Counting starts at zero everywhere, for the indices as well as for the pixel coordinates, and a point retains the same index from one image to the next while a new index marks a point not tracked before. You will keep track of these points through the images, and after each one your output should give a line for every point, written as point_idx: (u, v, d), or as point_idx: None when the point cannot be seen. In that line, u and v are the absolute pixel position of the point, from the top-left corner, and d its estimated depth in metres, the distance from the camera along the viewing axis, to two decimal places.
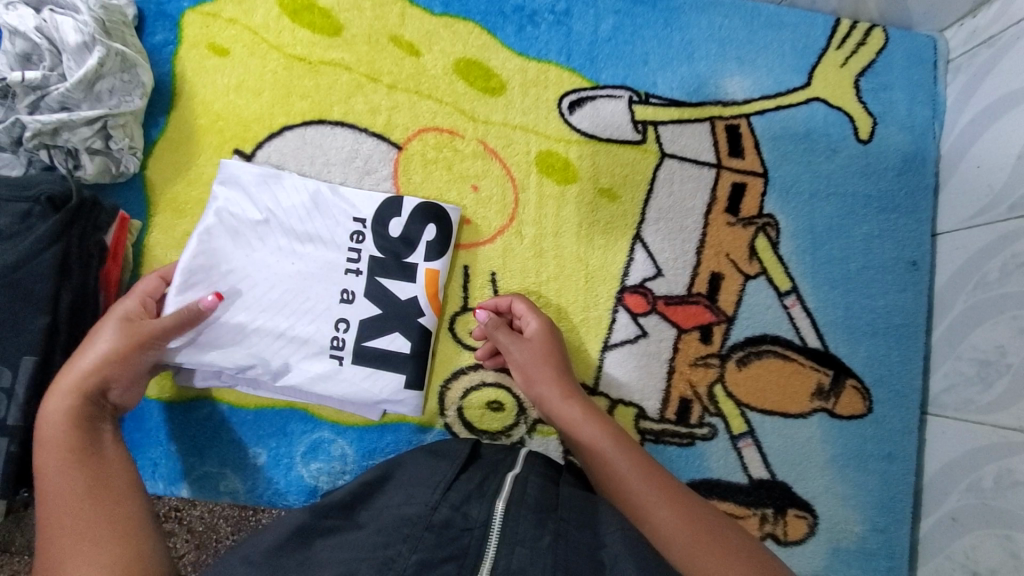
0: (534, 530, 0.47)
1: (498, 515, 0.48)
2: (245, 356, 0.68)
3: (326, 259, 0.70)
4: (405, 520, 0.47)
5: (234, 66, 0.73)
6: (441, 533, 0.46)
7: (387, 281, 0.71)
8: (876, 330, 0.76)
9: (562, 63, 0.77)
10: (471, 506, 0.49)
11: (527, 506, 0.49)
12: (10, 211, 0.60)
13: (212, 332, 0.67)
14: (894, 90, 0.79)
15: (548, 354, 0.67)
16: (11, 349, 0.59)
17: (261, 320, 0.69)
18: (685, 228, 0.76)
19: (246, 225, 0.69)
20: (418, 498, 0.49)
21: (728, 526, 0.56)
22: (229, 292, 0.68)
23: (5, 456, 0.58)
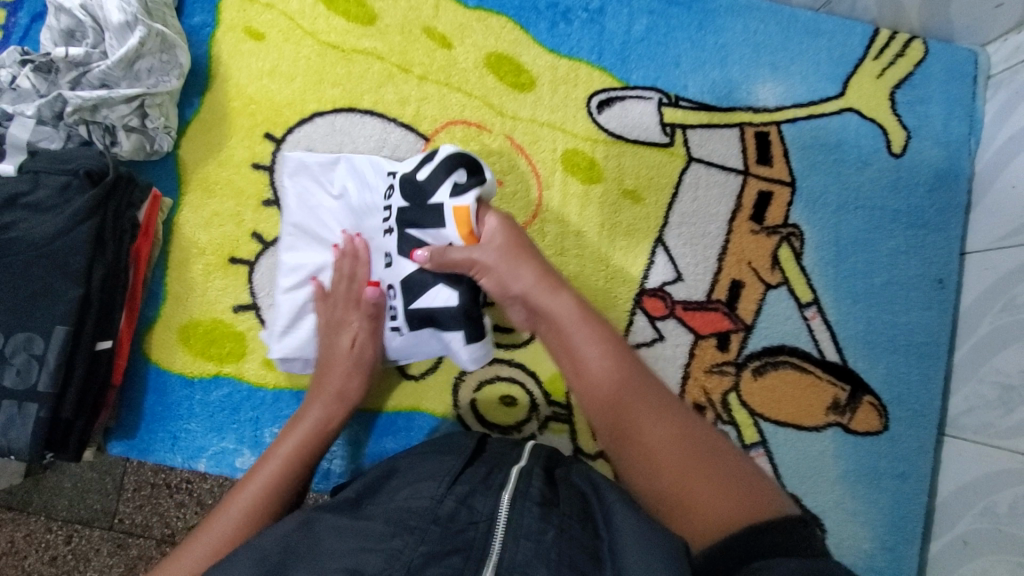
0: (537, 523, 0.45)
1: (503, 508, 0.47)
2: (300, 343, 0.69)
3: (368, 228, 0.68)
4: (409, 510, 0.48)
5: (269, 51, 0.74)
6: (447, 525, 0.46)
7: (416, 229, 0.63)
8: (897, 347, 0.75)
9: (593, 62, 0.77)
10: (477, 498, 0.49)
11: (531, 499, 0.48)
12: (50, 183, 0.62)
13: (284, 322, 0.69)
14: (931, 103, 0.78)
15: (523, 253, 0.58)
16: (45, 317, 0.59)
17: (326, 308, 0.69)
18: (707, 234, 0.75)
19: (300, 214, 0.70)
20: (424, 493, 0.49)
21: (719, 453, 0.48)
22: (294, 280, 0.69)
23: (34, 422, 0.58)
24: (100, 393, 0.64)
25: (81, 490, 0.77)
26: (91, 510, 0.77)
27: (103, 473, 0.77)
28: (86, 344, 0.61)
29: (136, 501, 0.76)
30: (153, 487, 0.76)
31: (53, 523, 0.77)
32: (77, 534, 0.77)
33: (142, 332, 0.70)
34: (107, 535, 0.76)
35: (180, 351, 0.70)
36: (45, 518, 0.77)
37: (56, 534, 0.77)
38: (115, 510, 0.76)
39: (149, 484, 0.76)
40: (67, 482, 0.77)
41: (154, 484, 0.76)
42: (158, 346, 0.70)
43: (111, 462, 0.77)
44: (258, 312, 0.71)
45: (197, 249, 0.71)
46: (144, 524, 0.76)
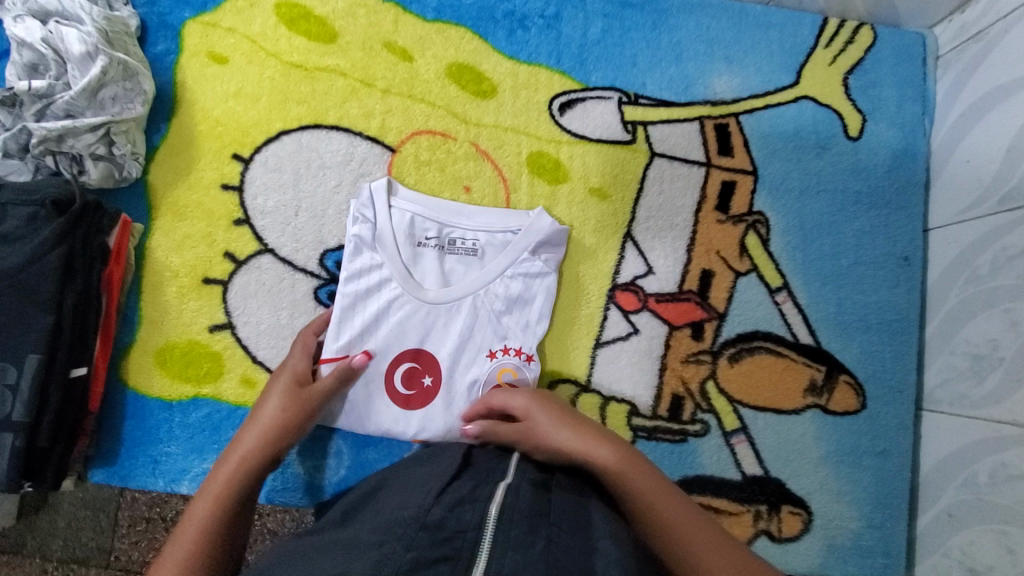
0: (524, 538, 0.42)
1: (491, 519, 0.43)
2: (391, 390, 0.70)
3: (402, 263, 0.71)
4: (395, 520, 0.43)
5: (233, 74, 0.75)
6: (434, 534, 0.41)
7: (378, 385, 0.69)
8: (869, 326, 0.76)
9: (553, 66, 0.78)
10: (464, 509, 0.44)
11: (520, 511, 0.44)
12: (15, 215, 0.61)
13: (368, 370, 0.70)
14: (883, 87, 0.80)
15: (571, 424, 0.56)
16: (18, 347, 0.59)
17: (411, 346, 0.71)
18: (675, 226, 0.77)
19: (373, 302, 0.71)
20: (411, 502, 0.46)
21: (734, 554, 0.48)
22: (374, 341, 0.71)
23: (10, 451, 0.58)
24: (76, 421, 0.64)
25: (74, 529, 0.77)
26: (86, 549, 0.77)
27: (96, 510, 0.77)
28: (60, 371, 0.61)
29: (131, 537, 0.76)
30: (148, 521, 0.76)
31: (48, 564, 0.77)
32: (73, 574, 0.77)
33: (119, 358, 0.70)
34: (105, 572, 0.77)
35: (158, 375, 0.70)
36: (40, 559, 0.77)
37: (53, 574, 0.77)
38: (111, 547, 0.77)
39: (144, 518, 0.76)
40: (59, 521, 0.77)
41: (149, 518, 0.76)
42: (135, 371, 0.70)
43: (103, 499, 0.77)
44: (234, 331, 0.72)
45: (170, 272, 0.72)
46: (141, 561, 0.76)
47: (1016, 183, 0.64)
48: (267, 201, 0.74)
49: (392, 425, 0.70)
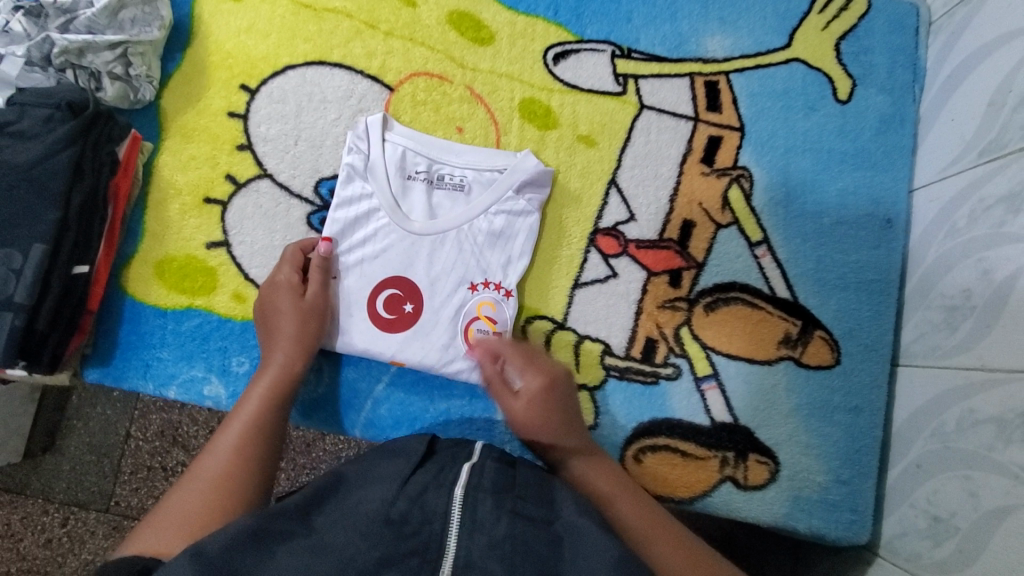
0: (491, 513, 0.45)
1: (456, 504, 0.45)
2: (372, 314, 0.73)
3: (390, 193, 0.74)
4: (360, 515, 0.44)
5: (246, 11, 0.80)
6: (400, 529, 0.42)
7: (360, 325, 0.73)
8: (847, 284, 0.77)
9: (550, 18, 0.81)
10: (429, 496, 0.45)
11: (485, 489, 0.47)
12: (33, 115, 0.65)
13: (352, 292, 0.73)
14: (876, 53, 0.81)
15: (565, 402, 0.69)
16: (25, 235, 0.63)
17: (394, 273, 0.74)
18: (660, 176, 0.78)
19: (361, 228, 0.74)
20: (376, 494, 0.46)
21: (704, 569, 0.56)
22: (359, 267, 0.73)
23: (9, 330, 0.61)
24: (75, 315, 0.68)
25: (78, 473, 0.88)
26: (87, 493, 0.87)
27: (100, 455, 0.88)
28: (62, 266, 0.65)
29: (132, 483, 0.87)
30: (149, 470, 0.87)
31: (49, 506, 0.87)
32: (72, 515, 0.87)
33: (121, 267, 0.75)
34: (103, 516, 0.87)
35: (156, 286, 0.74)
36: (43, 500, 0.88)
37: (53, 515, 0.87)
38: (111, 492, 0.87)
39: (145, 466, 0.87)
40: (65, 463, 0.88)
41: (150, 467, 0.87)
42: (135, 280, 0.74)
43: (109, 446, 0.88)
44: (230, 249, 0.76)
45: (174, 190, 0.76)
46: (138, 506, 0.87)
47: (995, 135, 0.66)
48: (269, 130, 0.78)
49: (371, 345, 0.72)
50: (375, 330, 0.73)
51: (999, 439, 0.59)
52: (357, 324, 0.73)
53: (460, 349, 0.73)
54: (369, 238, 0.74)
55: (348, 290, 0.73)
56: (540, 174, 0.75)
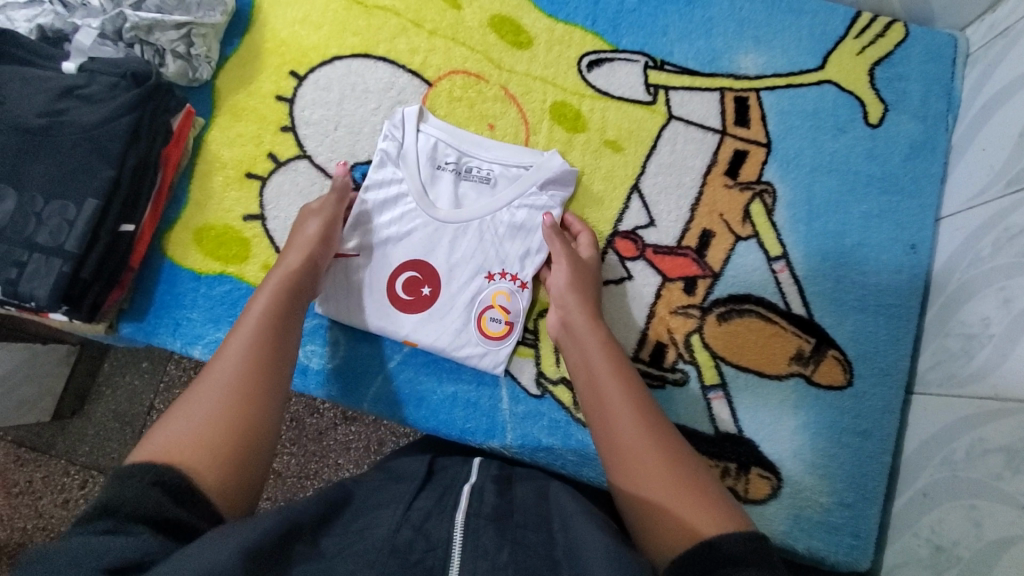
0: (493, 542, 0.43)
1: (460, 533, 0.43)
2: (391, 294, 0.76)
3: (419, 180, 0.77)
4: (364, 543, 0.41)
5: (302, 3, 0.85)
6: (405, 557, 0.40)
7: (378, 304, 0.76)
8: (865, 306, 0.76)
9: (588, 27, 0.84)
10: (433, 524, 0.44)
11: (485, 517, 0.45)
12: (101, 82, 0.70)
13: (374, 271, 0.76)
14: (910, 81, 0.81)
15: (587, 282, 0.72)
16: (81, 190, 0.67)
17: (416, 257, 0.77)
18: (682, 185, 0.80)
19: (389, 212, 0.77)
20: (381, 520, 0.44)
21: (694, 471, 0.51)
22: (384, 248, 0.77)
23: (56, 276, 0.65)
24: (118, 268, 0.72)
25: (102, 438, 0.92)
26: (108, 459, 0.92)
27: (124, 423, 0.92)
28: (111, 220, 0.69)
29: None
30: None
31: (71, 467, 0.92)
32: (91, 479, 0.92)
33: (163, 232, 0.79)
34: None
35: (194, 251, 0.79)
36: (65, 461, 0.92)
37: (72, 476, 0.91)
38: None
39: None
40: (90, 430, 0.93)
41: None
42: (175, 245, 0.79)
43: (133, 414, 0.92)
44: (264, 223, 0.80)
45: (219, 163, 0.81)
46: None
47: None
48: (312, 114, 0.82)
49: (388, 323, 0.75)
50: (392, 309, 0.76)
51: (1007, 469, 0.57)
52: (377, 302, 0.76)
53: (473, 335, 0.75)
54: (395, 222, 0.77)
55: (371, 268, 0.76)
56: (565, 173, 0.78)
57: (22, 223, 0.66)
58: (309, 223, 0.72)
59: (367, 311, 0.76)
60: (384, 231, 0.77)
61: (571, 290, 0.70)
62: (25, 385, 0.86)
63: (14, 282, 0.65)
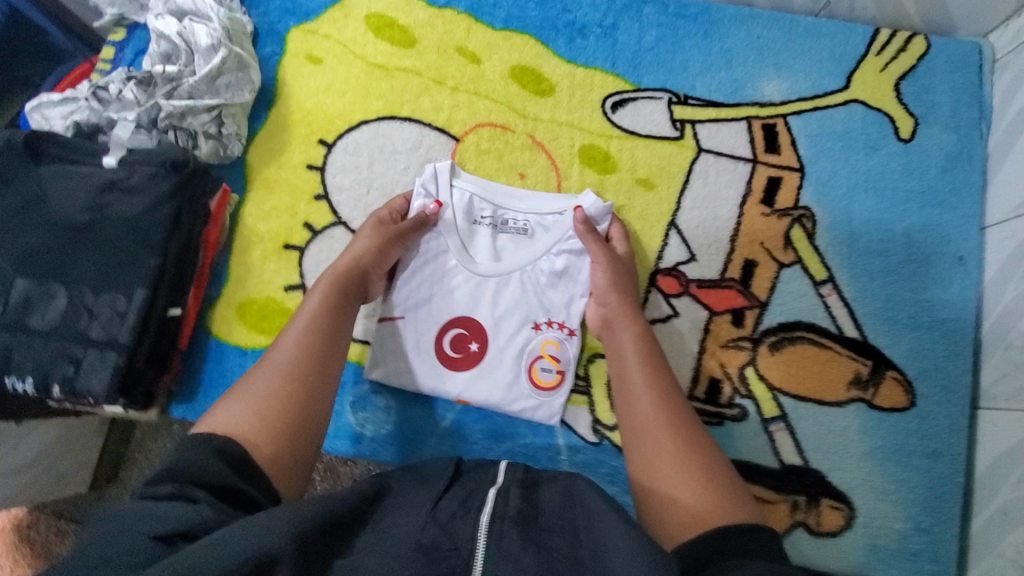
0: (519, 546, 0.40)
1: (483, 532, 0.41)
2: (439, 353, 0.75)
3: (458, 235, 0.77)
4: (393, 544, 0.41)
5: (326, 72, 0.87)
6: (431, 555, 0.39)
7: (426, 365, 0.75)
8: (919, 323, 0.75)
9: (608, 69, 0.85)
10: (457, 525, 0.42)
11: (510, 518, 0.42)
12: (140, 173, 0.70)
13: (420, 331, 0.76)
14: (937, 92, 0.82)
15: (624, 276, 0.72)
16: (129, 281, 0.67)
17: (460, 313, 0.76)
18: (719, 217, 0.80)
19: (430, 270, 0.77)
20: (409, 519, 0.43)
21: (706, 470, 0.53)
22: (427, 306, 0.76)
23: (112, 369, 0.65)
24: (166, 354, 0.72)
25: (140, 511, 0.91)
26: None
27: None
28: (159, 307, 0.69)
29: None
30: None
31: None
32: None
33: (206, 310, 0.80)
34: None
35: (238, 326, 0.79)
36: None
37: None
38: None
39: None
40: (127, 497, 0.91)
41: None
42: (220, 322, 0.79)
43: None
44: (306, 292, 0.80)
45: (257, 237, 0.82)
46: None
47: None
48: (344, 180, 0.83)
49: (438, 383, 0.75)
50: (441, 368, 0.75)
51: None
52: (425, 362, 0.75)
53: (524, 388, 0.74)
54: (436, 280, 0.77)
55: (417, 328, 0.76)
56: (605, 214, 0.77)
57: (75, 319, 0.66)
58: (367, 230, 0.74)
59: (416, 373, 0.75)
60: (425, 290, 0.77)
61: (613, 291, 0.70)
62: (62, 460, 0.84)
63: (72, 379, 0.65)
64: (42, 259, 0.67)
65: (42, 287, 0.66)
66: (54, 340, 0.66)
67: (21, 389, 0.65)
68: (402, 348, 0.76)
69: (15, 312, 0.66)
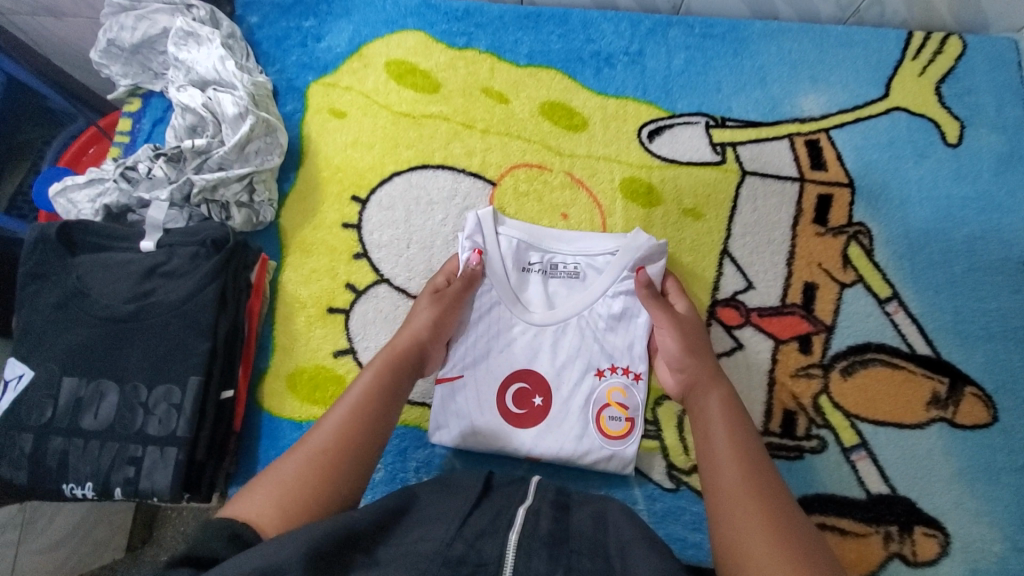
0: (546, 567, 0.43)
1: (510, 550, 0.44)
2: (503, 410, 0.72)
3: (509, 286, 0.74)
4: (418, 554, 0.42)
5: (350, 126, 0.84)
6: (456, 569, 0.41)
7: (492, 425, 0.72)
8: (992, 334, 0.73)
9: (640, 97, 0.83)
10: (486, 541, 0.44)
11: (539, 539, 0.45)
12: (181, 255, 0.70)
13: (481, 389, 0.73)
14: (981, 93, 0.80)
15: (697, 328, 0.69)
16: (181, 369, 0.65)
17: (521, 366, 0.73)
18: (773, 241, 0.77)
19: (483, 324, 0.74)
20: (433, 533, 0.44)
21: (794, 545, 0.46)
22: (485, 363, 0.74)
23: (174, 466, 0.63)
24: (224, 439, 0.69)
25: None
26: None
27: None
28: (213, 394, 0.67)
29: None
30: None
31: None
32: None
33: (255, 384, 0.77)
34: None
35: (290, 399, 0.76)
36: None
37: None
38: None
39: None
40: (164, 556, 0.85)
41: None
42: (270, 395, 0.76)
43: None
44: (356, 356, 0.77)
45: (299, 303, 0.79)
46: None
47: None
48: (382, 236, 0.81)
49: (506, 442, 0.71)
50: (507, 426, 0.72)
51: None
52: (490, 421, 0.72)
53: (595, 438, 0.71)
54: (491, 334, 0.74)
55: (477, 387, 0.73)
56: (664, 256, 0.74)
57: (130, 417, 0.64)
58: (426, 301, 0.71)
59: (482, 433, 0.72)
60: (481, 347, 0.74)
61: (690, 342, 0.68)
62: (97, 528, 0.81)
63: (134, 481, 0.63)
64: (90, 356, 0.66)
65: (92, 386, 0.65)
66: (110, 441, 0.64)
67: (81, 495, 0.63)
68: (465, 409, 0.72)
69: (67, 416, 0.64)
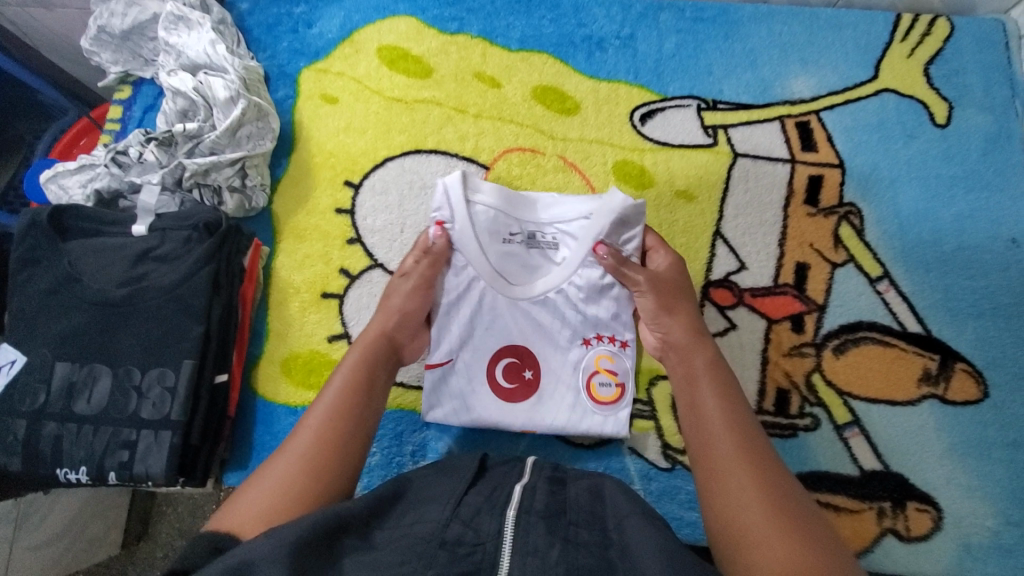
0: (544, 539, 0.42)
1: (509, 527, 0.43)
2: (494, 385, 0.72)
3: (487, 261, 0.71)
4: (414, 536, 0.42)
5: (343, 111, 0.84)
6: (454, 549, 0.41)
7: (484, 401, 0.71)
8: (982, 311, 0.74)
9: (631, 81, 0.83)
10: (482, 518, 0.44)
11: (536, 513, 0.45)
12: (174, 238, 0.69)
13: (470, 365, 0.72)
14: (968, 74, 0.80)
15: (677, 292, 0.68)
16: (175, 353, 0.65)
17: (508, 342, 0.72)
18: (765, 222, 0.78)
19: (464, 303, 0.72)
20: (429, 514, 0.44)
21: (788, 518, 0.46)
22: (470, 342, 0.72)
23: (169, 449, 0.63)
24: (219, 423, 0.69)
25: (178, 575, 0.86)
26: None
27: None
28: (207, 377, 0.67)
29: None
30: None
31: None
32: None
33: (249, 370, 0.76)
34: None
35: (285, 384, 0.76)
36: None
37: None
38: None
39: None
40: (159, 552, 0.85)
41: None
42: (265, 381, 0.76)
43: None
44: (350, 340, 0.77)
45: (293, 288, 0.79)
46: None
47: None
48: (375, 221, 0.80)
49: (500, 417, 0.71)
50: (499, 403, 0.72)
51: None
52: (481, 397, 0.71)
53: (588, 408, 0.71)
54: (474, 313, 0.72)
55: (464, 365, 0.72)
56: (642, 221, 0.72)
57: (124, 401, 0.64)
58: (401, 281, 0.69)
59: (474, 409, 0.71)
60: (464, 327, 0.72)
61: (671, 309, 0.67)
62: (91, 524, 0.80)
63: (128, 464, 0.63)
64: (83, 340, 0.65)
65: (85, 370, 0.65)
66: (103, 426, 0.64)
67: (76, 479, 0.63)
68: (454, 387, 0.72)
69: (59, 401, 0.64)
